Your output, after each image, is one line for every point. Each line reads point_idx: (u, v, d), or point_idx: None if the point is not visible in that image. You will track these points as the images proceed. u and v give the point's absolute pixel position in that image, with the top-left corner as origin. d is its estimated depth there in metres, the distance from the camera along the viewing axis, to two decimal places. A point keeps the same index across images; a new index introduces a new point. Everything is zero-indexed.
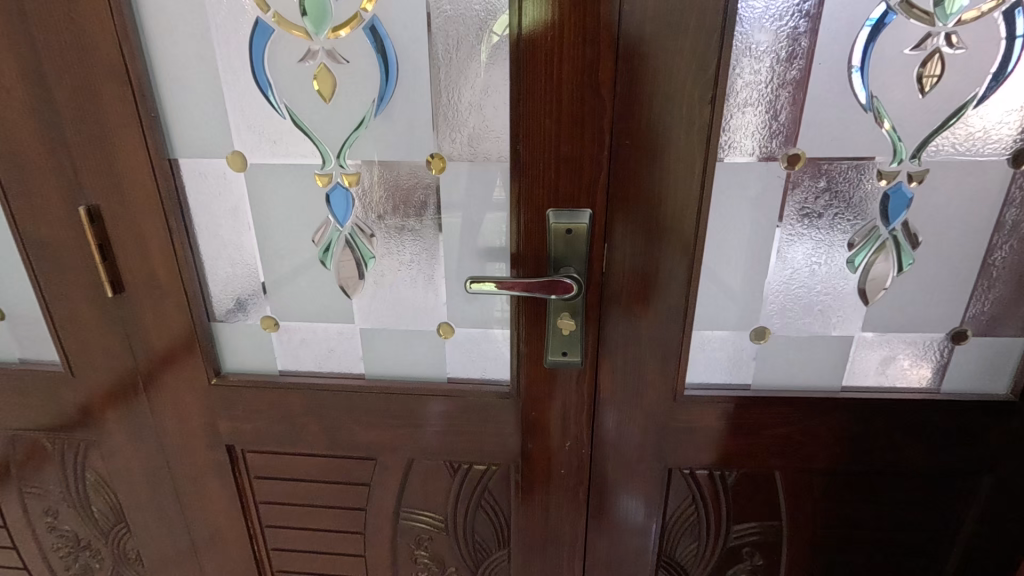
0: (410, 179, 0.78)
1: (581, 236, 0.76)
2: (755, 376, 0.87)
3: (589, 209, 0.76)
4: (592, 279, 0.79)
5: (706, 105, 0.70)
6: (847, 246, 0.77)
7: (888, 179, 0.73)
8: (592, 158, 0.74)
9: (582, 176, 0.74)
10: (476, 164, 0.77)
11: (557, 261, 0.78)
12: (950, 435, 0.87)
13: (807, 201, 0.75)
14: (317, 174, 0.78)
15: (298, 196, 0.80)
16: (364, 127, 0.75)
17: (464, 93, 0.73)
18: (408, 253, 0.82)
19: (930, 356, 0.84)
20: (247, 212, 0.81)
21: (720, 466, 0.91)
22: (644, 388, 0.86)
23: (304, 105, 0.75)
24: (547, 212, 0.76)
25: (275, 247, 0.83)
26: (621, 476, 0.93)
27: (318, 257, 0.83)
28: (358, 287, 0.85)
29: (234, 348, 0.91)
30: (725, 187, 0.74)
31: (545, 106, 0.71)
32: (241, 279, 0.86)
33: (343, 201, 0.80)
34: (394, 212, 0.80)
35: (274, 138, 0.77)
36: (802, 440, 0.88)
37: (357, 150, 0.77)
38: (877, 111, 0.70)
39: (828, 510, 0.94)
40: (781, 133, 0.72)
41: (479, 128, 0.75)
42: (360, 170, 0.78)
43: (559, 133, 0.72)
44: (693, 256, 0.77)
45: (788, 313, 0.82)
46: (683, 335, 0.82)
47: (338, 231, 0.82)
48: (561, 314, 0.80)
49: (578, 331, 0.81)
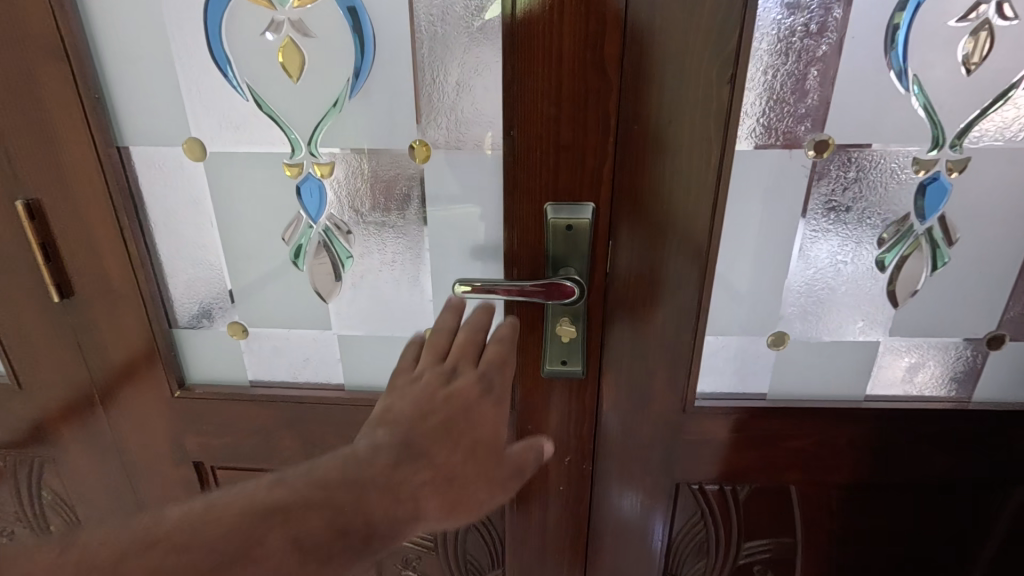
0: (391, 169, 0.70)
1: (583, 233, 0.68)
2: (771, 385, 0.79)
3: (592, 204, 0.68)
4: (594, 282, 0.72)
5: (725, 87, 0.62)
6: (877, 244, 0.69)
7: (925, 170, 0.66)
8: (596, 146, 0.65)
9: (583, 167, 0.66)
10: (465, 153, 0.68)
11: (556, 261, 0.69)
12: (980, 446, 0.80)
13: (833, 193, 0.67)
14: (286, 164, 0.69)
15: (265, 189, 0.71)
16: (338, 111, 0.67)
17: (451, 73, 0.65)
18: (389, 252, 0.74)
19: (961, 362, 0.77)
20: (208, 207, 0.72)
21: (731, 480, 0.84)
22: (650, 398, 0.79)
23: (269, 85, 0.66)
24: (545, 207, 0.68)
25: (241, 246, 0.75)
26: (626, 491, 0.86)
27: (289, 257, 0.75)
28: (335, 290, 0.76)
29: (199, 358, 0.83)
30: (745, 177, 0.67)
31: (544, 88, 0.63)
32: (204, 282, 0.78)
33: (316, 194, 0.71)
34: (374, 206, 0.72)
35: (236, 123, 0.68)
36: (822, 453, 0.81)
37: (330, 136, 0.68)
38: (916, 92, 0.62)
39: (847, 528, 0.87)
40: (808, 118, 0.64)
41: (468, 112, 0.66)
42: (334, 159, 0.69)
43: (559, 119, 0.64)
44: (708, 255, 0.69)
45: (810, 317, 0.74)
46: (695, 342, 0.74)
47: (310, 228, 0.73)
48: (561, 320, 0.72)
49: (579, 337, 0.73)
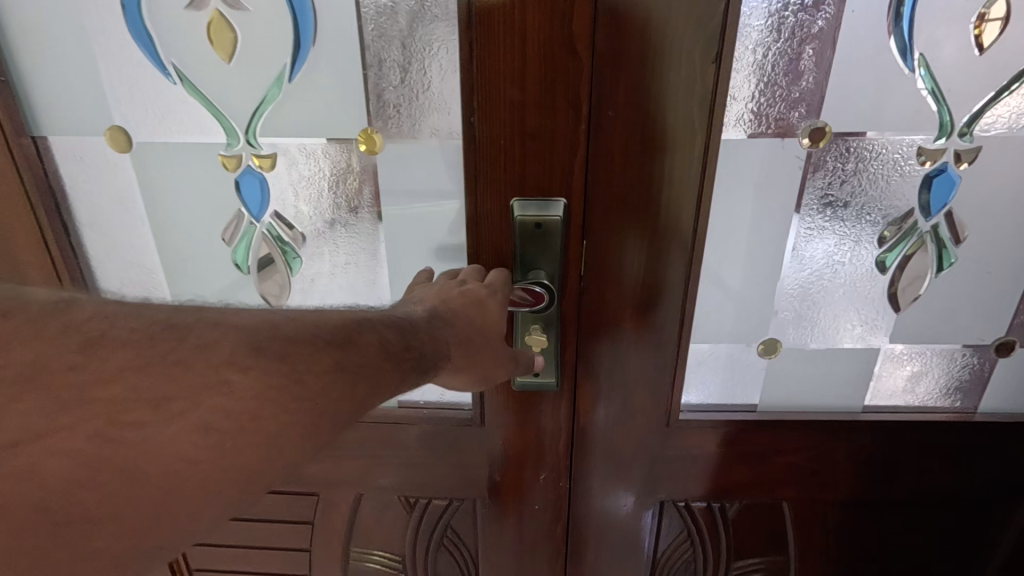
0: (340, 161, 0.63)
1: (553, 233, 0.62)
2: (762, 396, 0.73)
3: (563, 199, 0.61)
4: (567, 286, 0.65)
5: (710, 68, 0.55)
6: (878, 243, 0.63)
7: (931, 161, 0.59)
8: (566, 134, 0.59)
9: (553, 157, 0.60)
10: (422, 143, 0.61)
11: (523, 262, 0.63)
12: (986, 459, 0.75)
13: (829, 187, 0.61)
14: (223, 155, 0.62)
15: (201, 183, 0.64)
16: (277, 95, 0.60)
17: (402, 53, 0.58)
18: (342, 253, 0.67)
19: (967, 369, 0.71)
20: (139, 204, 0.65)
21: (719, 496, 0.78)
22: (631, 410, 0.72)
23: (200, 67, 0.59)
24: (512, 203, 0.61)
25: (178, 247, 0.68)
26: (607, 508, 0.80)
27: (231, 259, 0.68)
28: (283, 296, 0.69)
29: None
30: (732, 169, 0.60)
31: (507, 70, 0.56)
32: (138, 288, 0.70)
33: (258, 189, 0.64)
34: (323, 203, 0.65)
35: (164, 111, 0.61)
36: (817, 468, 0.75)
37: (271, 124, 0.61)
38: (922, 73, 0.55)
39: (845, 547, 0.81)
40: (803, 103, 0.57)
41: (423, 98, 0.59)
42: (276, 151, 0.62)
43: (524, 105, 0.57)
44: (692, 255, 0.63)
45: (805, 323, 0.68)
46: (679, 349, 0.68)
47: (252, 227, 0.66)
48: (531, 328, 0.65)
49: (551, 348, 0.67)
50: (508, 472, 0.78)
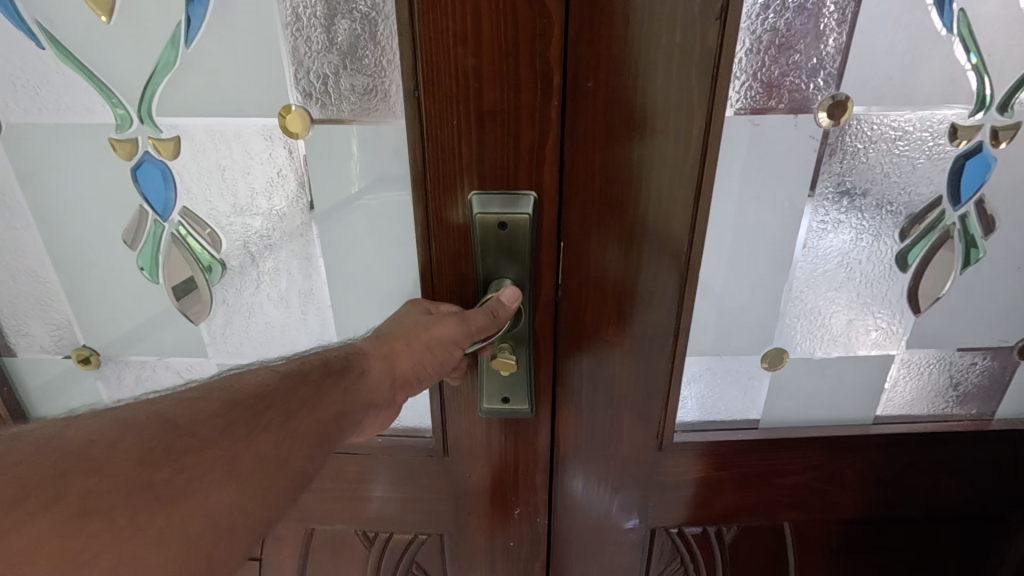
0: (262, 147, 0.51)
1: (520, 234, 0.51)
2: (765, 412, 0.64)
3: (532, 193, 0.51)
4: (539, 296, 0.55)
5: (713, 25, 0.44)
6: (900, 237, 0.54)
7: (964, 139, 0.50)
8: (534, 112, 0.48)
9: (519, 141, 0.49)
10: (355, 125, 0.50)
11: (486, 270, 0.53)
12: (1000, 469, 0.68)
13: (849, 172, 0.51)
14: (116, 140, 0.51)
15: (90, 174, 0.53)
16: (174, 64, 0.48)
17: (326, 12, 0.47)
18: (269, 260, 0.56)
19: (986, 375, 0.64)
20: (19, 199, 0.54)
21: (716, 521, 0.70)
22: (618, 433, 0.63)
23: (74, 26, 0.47)
24: (471, 197, 0.51)
25: (73, 252, 0.57)
26: (591, 537, 0.71)
27: (138, 264, 0.56)
28: (205, 311, 0.59)
29: (43, 389, 0.64)
30: (737, 153, 0.50)
31: (456, 31, 0.45)
32: (31, 299, 0.59)
33: (160, 180, 0.53)
34: (242, 198, 0.54)
35: (35, 84, 0.50)
36: (824, 486, 0.68)
37: (169, 101, 0.50)
38: (960, 35, 0.46)
39: (849, 567, 0.73)
40: (821, 71, 0.47)
41: (357, 68, 0.48)
42: (179, 133, 0.51)
43: (479, 76, 0.46)
44: (689, 259, 0.53)
45: (815, 329, 0.59)
46: (673, 366, 0.58)
47: (159, 227, 0.55)
48: (500, 346, 0.55)
49: (521, 371, 0.58)
50: (479, 505, 0.68)
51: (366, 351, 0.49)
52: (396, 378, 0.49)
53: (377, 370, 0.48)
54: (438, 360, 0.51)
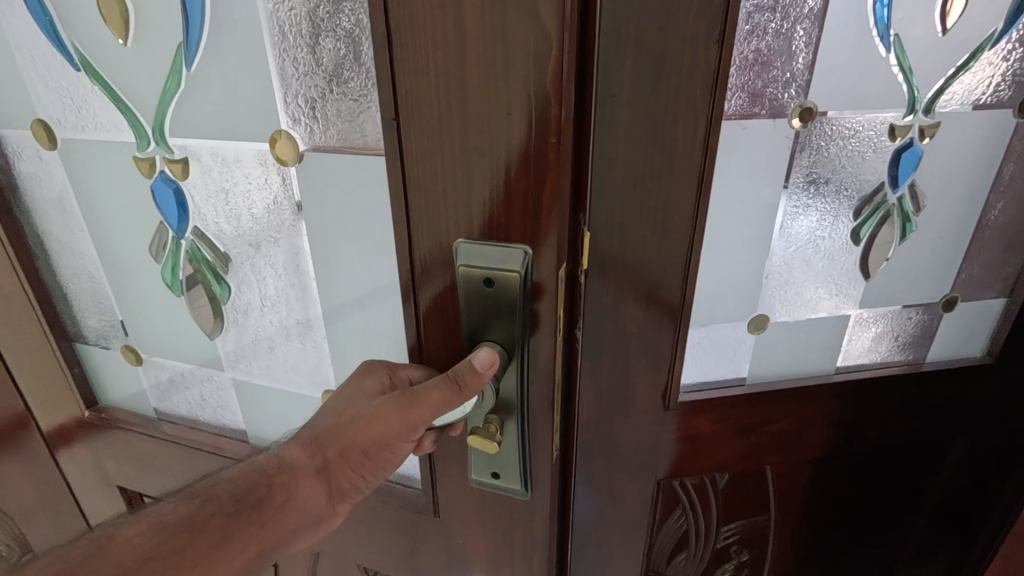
0: (259, 174, 0.61)
1: (506, 291, 0.54)
2: (750, 369, 0.75)
3: (524, 249, 0.52)
4: (536, 336, 0.57)
5: (713, 46, 0.52)
6: (853, 216, 0.67)
7: (900, 136, 0.63)
8: (529, 163, 0.48)
9: (507, 189, 0.50)
10: (347, 149, 0.56)
11: (474, 329, 0.56)
12: (932, 404, 0.82)
13: (815, 165, 0.63)
14: (138, 159, 0.63)
15: (127, 192, 0.66)
16: (175, 90, 0.57)
17: (309, 31, 0.52)
18: (270, 285, 0.67)
19: (919, 325, 0.78)
20: (75, 213, 0.70)
21: (712, 471, 0.80)
22: (633, 399, 0.72)
23: (110, 68, 0.59)
24: (459, 245, 0.54)
25: (118, 253, 0.71)
26: (607, 494, 0.80)
27: (163, 279, 0.71)
28: (214, 320, 0.72)
29: (105, 376, 0.83)
30: (730, 156, 0.60)
31: (435, 63, 0.46)
32: (90, 295, 0.76)
33: (174, 199, 0.65)
34: (244, 222, 0.64)
35: (78, 104, 0.62)
36: (799, 432, 0.80)
37: (177, 124, 0.59)
38: (897, 53, 0.58)
39: (818, 497, 0.87)
40: (794, 83, 0.58)
41: (344, 93, 0.54)
42: (187, 153, 0.61)
43: (464, 105, 0.47)
44: (691, 247, 0.62)
45: (790, 298, 0.71)
46: (678, 342, 0.67)
47: (178, 242, 0.68)
48: (488, 419, 0.59)
49: (510, 435, 0.62)
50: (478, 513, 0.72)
51: (297, 464, 0.55)
52: (333, 493, 0.56)
53: (310, 484, 0.55)
54: (376, 463, 0.58)
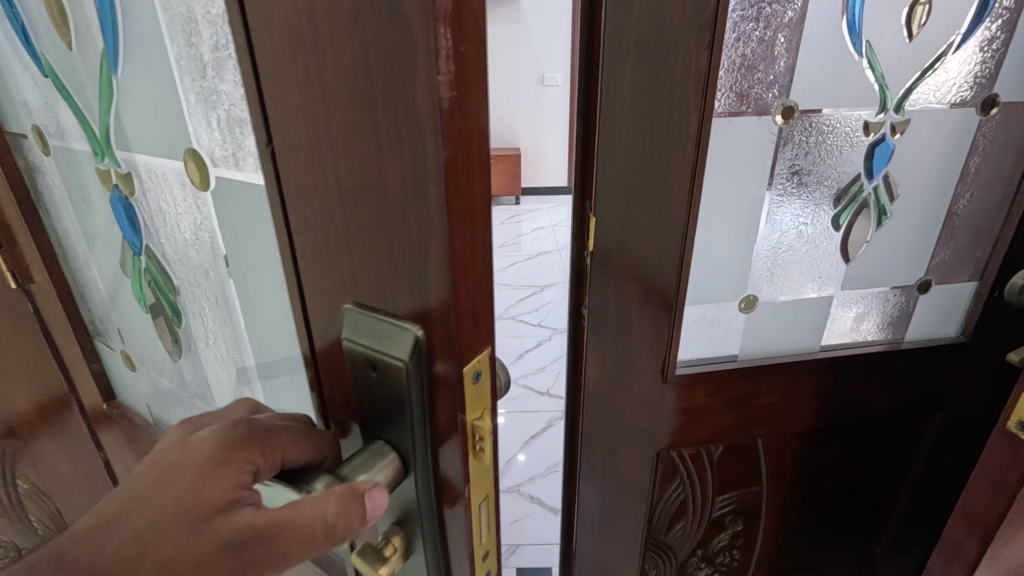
0: (182, 197, 0.51)
1: (393, 384, 0.34)
2: (742, 345, 0.83)
3: (411, 327, 0.32)
4: (441, 446, 0.36)
5: (703, 49, 0.59)
6: (833, 204, 0.74)
7: (874, 132, 0.70)
8: (410, 230, 0.29)
9: (395, 259, 0.31)
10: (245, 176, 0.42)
11: (369, 425, 0.37)
12: (910, 383, 0.88)
13: (796, 158, 0.70)
14: (98, 171, 0.58)
15: (100, 203, 0.61)
16: (114, 95, 0.49)
17: (183, 22, 0.40)
18: (208, 318, 0.59)
19: (898, 305, 0.85)
20: (74, 222, 0.67)
21: (709, 441, 0.87)
22: (632, 374, 0.79)
23: (72, 70, 0.52)
24: (344, 309, 0.35)
25: (109, 266, 0.66)
26: (611, 465, 0.87)
27: (133, 294, 0.66)
28: (173, 343, 0.66)
29: (123, 374, 0.78)
30: (721, 151, 0.67)
31: (297, 59, 0.28)
32: (106, 304, 0.71)
33: (126, 215, 0.59)
34: (179, 245, 0.56)
35: (56, 110, 0.58)
36: (785, 406, 0.86)
37: (119, 136, 0.52)
38: (868, 57, 0.65)
39: (804, 470, 0.94)
40: (776, 84, 0.65)
41: (236, 109, 0.40)
42: (131, 168, 0.54)
43: (329, 133, 0.29)
44: (686, 231, 0.67)
45: (776, 279, 0.78)
46: (674, 323, 0.73)
47: (137, 258, 0.62)
48: (386, 534, 0.39)
49: (418, 557, 0.40)
50: None
51: None
52: None
53: None
54: None
